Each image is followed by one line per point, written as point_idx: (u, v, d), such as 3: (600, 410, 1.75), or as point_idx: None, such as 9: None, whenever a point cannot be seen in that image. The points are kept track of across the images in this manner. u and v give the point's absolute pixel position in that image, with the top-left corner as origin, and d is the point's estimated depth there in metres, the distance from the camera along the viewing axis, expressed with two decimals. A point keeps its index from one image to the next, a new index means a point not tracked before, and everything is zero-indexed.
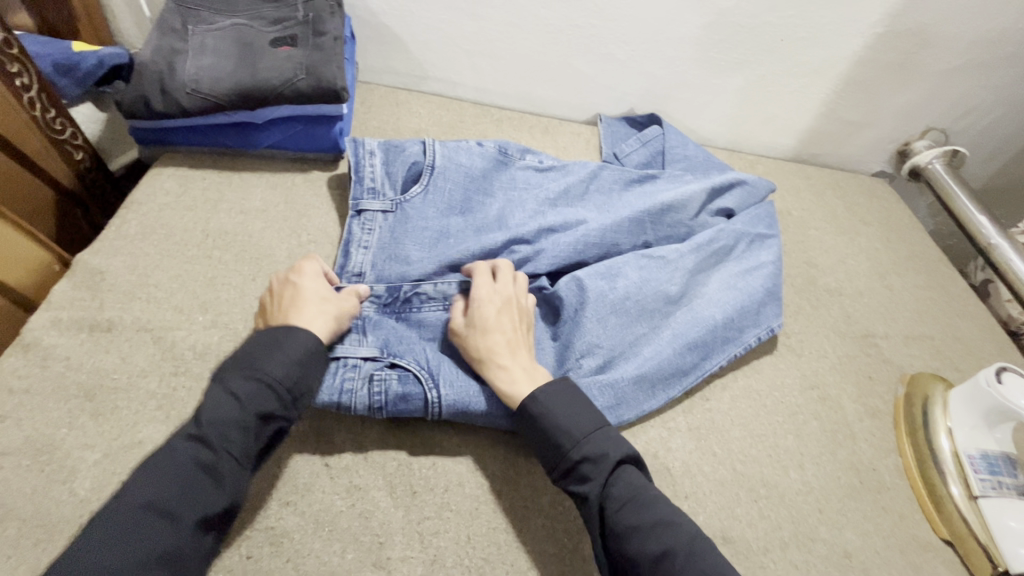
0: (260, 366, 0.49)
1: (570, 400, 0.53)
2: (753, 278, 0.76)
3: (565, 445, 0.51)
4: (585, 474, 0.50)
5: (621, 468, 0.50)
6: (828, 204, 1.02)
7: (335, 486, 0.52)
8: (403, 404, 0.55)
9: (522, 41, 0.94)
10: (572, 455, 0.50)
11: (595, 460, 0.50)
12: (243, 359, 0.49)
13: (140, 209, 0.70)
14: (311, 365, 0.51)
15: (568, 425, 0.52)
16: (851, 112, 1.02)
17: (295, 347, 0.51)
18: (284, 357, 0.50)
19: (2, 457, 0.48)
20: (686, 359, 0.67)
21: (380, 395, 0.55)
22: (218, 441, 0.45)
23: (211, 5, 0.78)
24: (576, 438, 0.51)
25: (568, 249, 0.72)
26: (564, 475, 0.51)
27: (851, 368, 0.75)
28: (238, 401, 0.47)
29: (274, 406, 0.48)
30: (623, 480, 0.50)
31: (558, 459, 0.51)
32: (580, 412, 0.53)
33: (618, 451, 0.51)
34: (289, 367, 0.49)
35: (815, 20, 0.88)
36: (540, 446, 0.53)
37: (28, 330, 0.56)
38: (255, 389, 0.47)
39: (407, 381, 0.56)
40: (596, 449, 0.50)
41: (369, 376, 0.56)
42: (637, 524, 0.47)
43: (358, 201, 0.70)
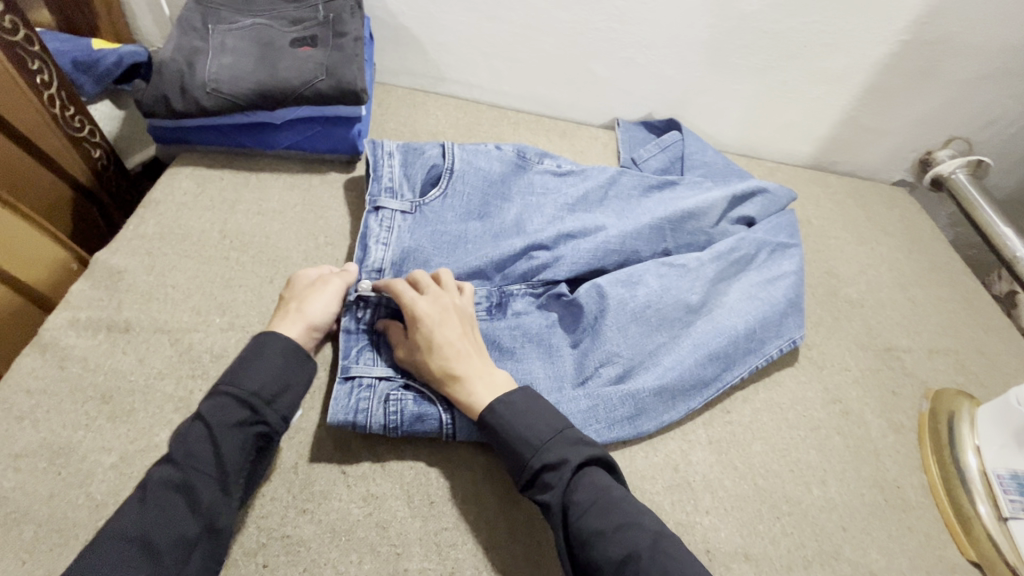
0: (227, 379, 0.48)
1: (527, 405, 0.52)
2: (775, 288, 0.75)
3: (524, 454, 0.50)
4: (547, 482, 0.49)
5: (581, 473, 0.49)
6: (849, 213, 1.00)
7: (351, 494, 0.52)
8: (419, 423, 0.54)
9: (541, 43, 0.93)
10: (532, 464, 0.50)
11: (555, 467, 0.49)
12: (218, 377, 0.50)
13: (158, 209, 0.69)
14: (282, 367, 0.49)
15: (525, 433, 0.51)
16: (874, 120, 1.01)
17: (260, 352, 0.50)
18: (251, 368, 0.48)
19: (19, 459, 0.48)
20: (707, 371, 0.66)
21: (395, 414, 0.54)
22: (185, 460, 0.44)
23: (231, 4, 0.77)
24: (535, 446, 0.50)
25: (587, 256, 0.71)
26: (528, 484, 0.50)
27: (874, 382, 0.73)
28: (205, 420, 0.46)
29: (243, 414, 0.47)
30: (585, 485, 0.49)
31: (519, 469, 0.50)
32: (537, 418, 0.52)
33: (578, 455, 0.50)
34: (255, 373, 0.48)
35: (840, 26, 0.87)
36: (502, 455, 0.52)
37: (45, 330, 0.56)
38: (222, 405, 0.46)
39: (422, 401, 0.55)
40: (556, 456, 0.49)
41: (384, 395, 0.55)
42: (600, 529, 0.46)
43: (376, 199, 0.69)
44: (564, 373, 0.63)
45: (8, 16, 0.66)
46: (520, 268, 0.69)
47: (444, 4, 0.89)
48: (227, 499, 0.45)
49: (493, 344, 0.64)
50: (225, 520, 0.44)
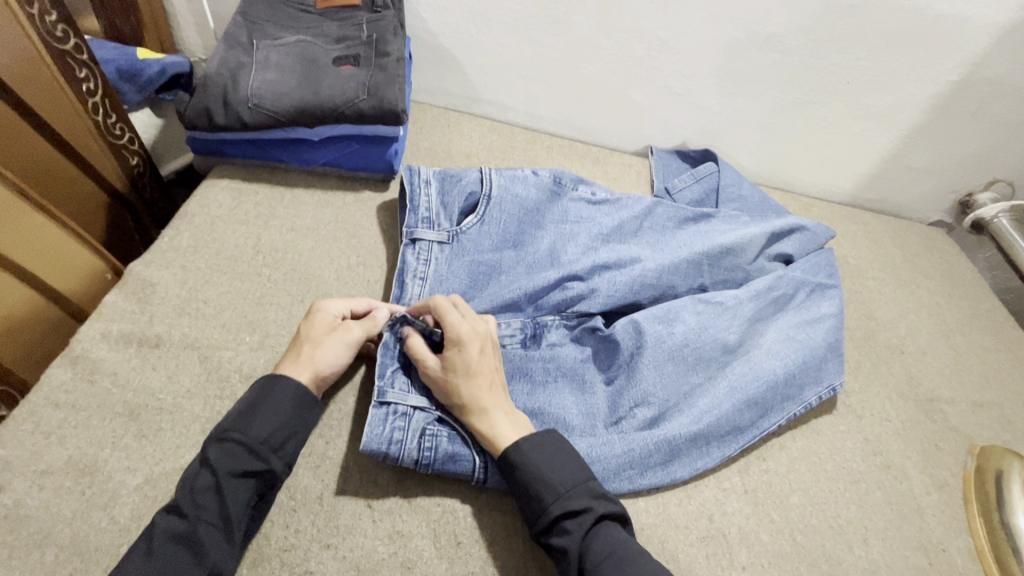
0: (234, 425, 0.47)
1: (552, 451, 0.52)
2: (814, 331, 0.72)
3: (545, 497, 0.49)
4: (566, 528, 0.48)
5: (601, 524, 0.49)
6: (887, 253, 0.97)
7: (377, 530, 0.50)
8: (451, 463, 0.53)
9: (579, 69, 0.93)
10: (552, 509, 0.49)
11: (576, 514, 0.49)
12: (223, 419, 0.48)
13: (193, 221, 0.69)
14: (292, 415, 0.49)
15: (548, 477, 0.50)
16: (916, 159, 0.98)
17: (271, 398, 0.49)
18: (260, 412, 0.48)
19: (44, 476, 0.47)
20: (744, 417, 0.64)
21: (430, 451, 0.53)
22: (191, 510, 0.43)
23: (278, 21, 0.78)
24: (558, 491, 0.49)
25: (623, 290, 0.70)
26: (544, 528, 0.49)
27: (916, 435, 0.70)
28: (211, 465, 0.45)
29: (248, 461, 0.46)
30: (603, 537, 0.48)
31: (538, 513, 0.49)
32: (562, 463, 0.51)
33: (600, 506, 0.49)
34: (265, 422, 0.48)
35: (886, 65, 0.85)
36: (519, 496, 0.51)
37: (77, 342, 0.55)
38: (230, 450, 0.46)
39: (457, 440, 0.54)
40: (578, 504, 0.49)
41: (419, 429, 0.54)
42: None
43: (413, 230, 0.69)
44: (596, 411, 0.62)
45: (60, 25, 0.67)
46: (555, 300, 0.68)
47: (485, 26, 0.89)
48: (231, 550, 0.44)
49: (526, 377, 0.63)
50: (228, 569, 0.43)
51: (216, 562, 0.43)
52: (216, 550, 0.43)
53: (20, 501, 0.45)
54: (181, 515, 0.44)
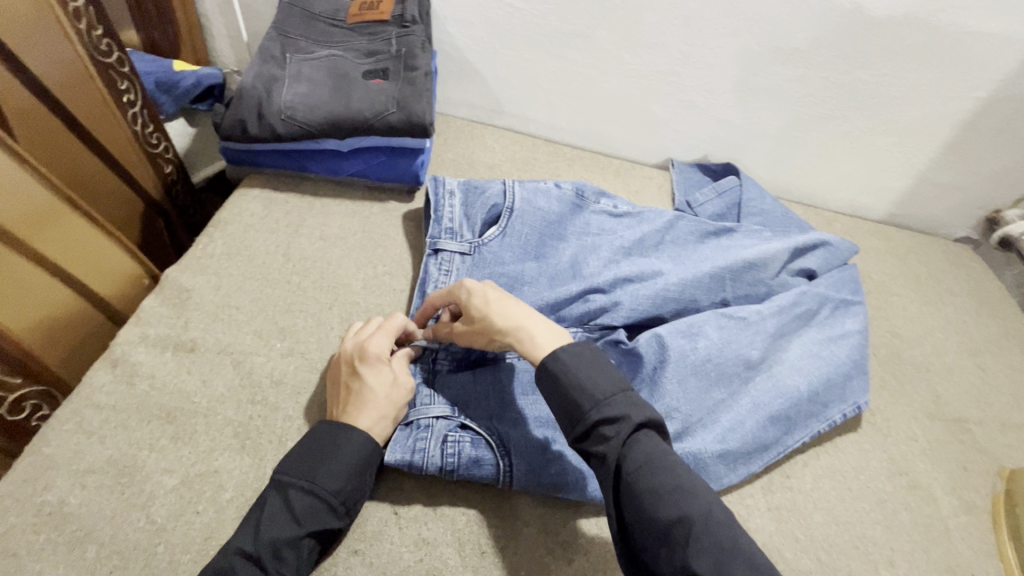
0: (317, 480, 0.47)
1: (590, 361, 0.50)
2: (838, 348, 0.72)
3: (583, 404, 0.47)
4: (604, 435, 0.46)
5: (640, 433, 0.46)
6: (911, 269, 0.97)
7: (404, 537, 0.51)
8: (476, 468, 0.53)
9: (601, 83, 0.94)
10: (590, 415, 0.47)
11: (615, 421, 0.46)
12: (298, 467, 0.47)
13: (226, 228, 0.71)
14: (366, 475, 0.49)
15: (586, 384, 0.48)
16: (942, 174, 0.97)
17: (353, 456, 0.49)
18: (342, 469, 0.48)
19: (86, 475, 0.48)
20: (768, 434, 0.64)
21: (453, 457, 0.53)
22: (273, 564, 0.43)
23: (310, 35, 0.80)
24: (595, 398, 0.47)
25: (646, 303, 0.70)
26: (582, 436, 0.47)
27: (942, 456, 0.70)
28: (294, 520, 0.45)
29: (328, 520, 0.46)
30: (642, 445, 0.45)
31: (575, 420, 0.47)
32: (601, 373, 0.49)
33: (640, 414, 0.46)
34: (345, 479, 0.48)
35: (911, 80, 0.85)
36: (556, 404, 0.49)
37: (117, 345, 0.57)
38: (313, 506, 0.46)
39: (480, 444, 0.55)
40: (616, 410, 0.46)
41: (442, 436, 0.55)
42: (655, 488, 0.43)
43: (436, 241, 0.71)
44: None
45: (105, 40, 0.70)
46: (577, 311, 0.69)
47: (509, 41, 0.91)
48: None
49: None
50: None
51: None
52: None
53: (63, 499, 0.47)
54: (259, 566, 0.43)
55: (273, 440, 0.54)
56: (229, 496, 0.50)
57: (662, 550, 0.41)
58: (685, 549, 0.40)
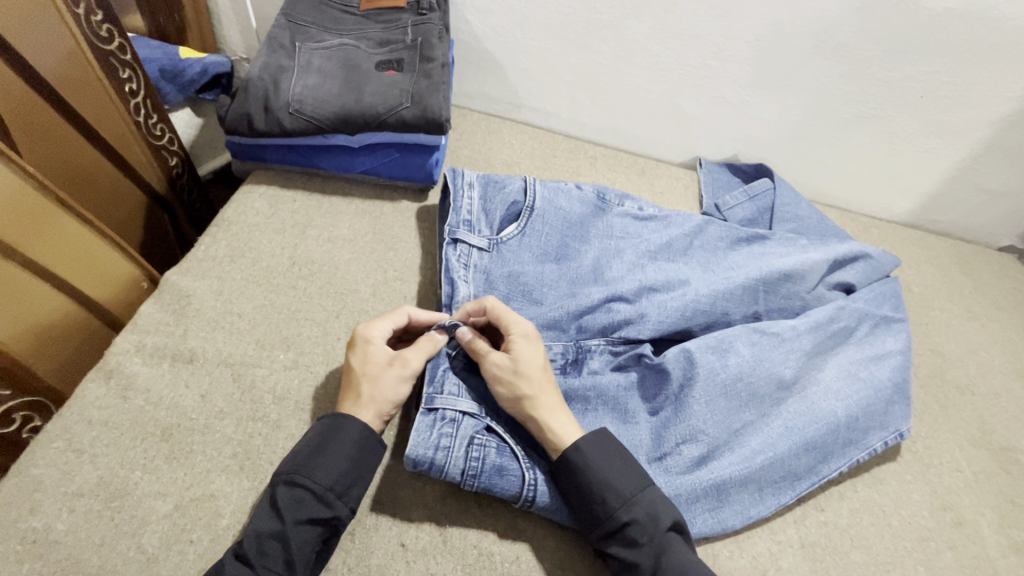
0: (300, 470, 0.46)
1: (614, 454, 0.50)
2: (879, 369, 0.67)
3: (611, 503, 0.48)
4: (633, 538, 0.47)
5: (670, 536, 0.47)
6: (954, 280, 0.91)
7: (411, 572, 0.48)
8: (499, 477, 0.50)
9: (628, 76, 0.89)
10: (618, 516, 0.47)
11: (644, 525, 0.47)
12: (289, 461, 0.47)
13: (230, 228, 0.67)
14: (354, 461, 0.47)
15: (613, 483, 0.49)
16: (991, 180, 0.90)
17: (336, 442, 0.47)
18: (327, 457, 0.46)
19: (75, 498, 0.45)
20: (801, 462, 0.60)
21: (477, 461, 0.50)
22: (257, 559, 0.42)
23: (321, 23, 0.76)
24: (624, 498, 0.48)
25: (674, 315, 0.66)
26: (609, 536, 0.48)
27: (989, 489, 0.65)
28: (278, 512, 0.44)
29: (313, 509, 0.44)
30: (674, 549, 0.46)
31: (602, 518, 0.48)
32: (626, 468, 0.50)
33: (669, 516, 0.48)
34: (332, 467, 0.46)
35: (965, 79, 0.79)
36: (580, 501, 0.49)
37: (112, 355, 0.54)
38: (297, 496, 0.45)
39: (505, 453, 0.52)
40: (646, 512, 0.47)
41: (467, 437, 0.51)
42: None
43: (455, 231, 0.67)
44: (638, 444, 0.59)
45: (105, 25, 0.66)
46: (600, 322, 0.65)
47: (531, 31, 0.85)
48: None
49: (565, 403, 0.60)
50: None
51: None
52: None
53: (50, 525, 0.44)
54: (247, 563, 0.42)
55: (273, 461, 0.50)
56: (226, 524, 0.46)
57: None
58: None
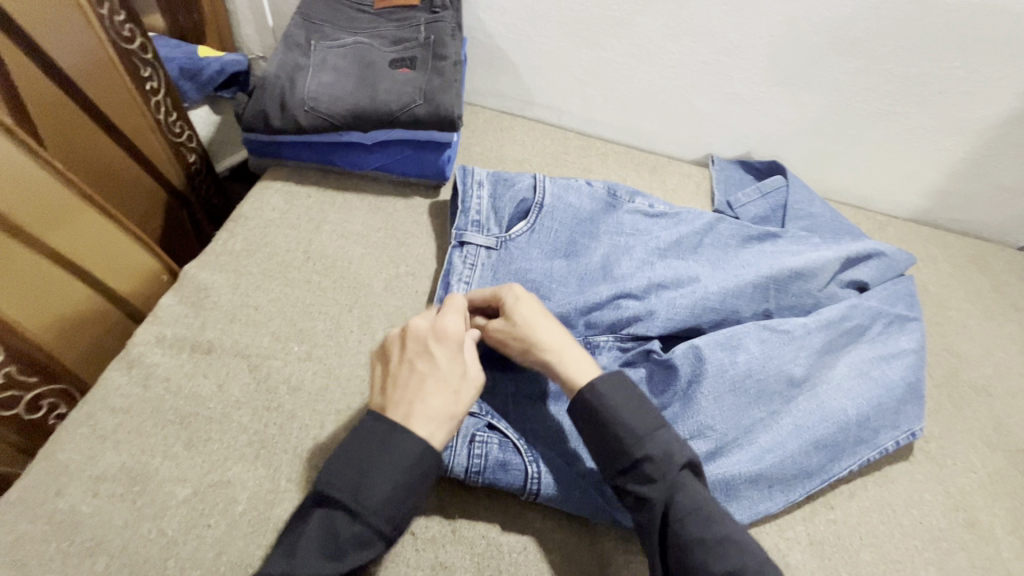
0: (358, 497, 0.41)
1: (630, 393, 0.49)
2: (892, 367, 0.67)
3: (625, 440, 0.47)
4: (648, 475, 0.46)
5: (685, 476, 0.46)
6: (971, 279, 0.89)
7: (420, 560, 0.49)
8: (502, 472, 0.51)
9: (640, 73, 0.88)
10: (633, 452, 0.47)
11: (659, 461, 0.46)
12: (344, 479, 0.42)
13: (247, 223, 0.69)
14: (413, 488, 0.43)
15: (629, 419, 0.48)
16: (1012, 177, 0.89)
17: (400, 468, 0.43)
18: (388, 483, 0.42)
19: (99, 482, 0.47)
20: (811, 460, 0.59)
21: (479, 458, 0.51)
22: None
23: (336, 22, 0.77)
24: (639, 435, 0.47)
25: (684, 312, 0.66)
26: (624, 471, 0.47)
27: (1004, 490, 0.64)
28: (333, 541, 0.41)
29: (369, 540, 0.41)
30: (689, 488, 0.45)
31: (617, 456, 0.47)
32: (642, 406, 0.49)
33: (683, 454, 0.47)
34: (384, 485, 0.42)
35: (984, 74, 0.77)
36: (595, 438, 0.49)
37: (133, 345, 0.56)
38: (354, 524, 0.41)
39: (507, 448, 0.52)
40: (660, 449, 0.46)
41: (468, 436, 0.52)
42: (703, 538, 0.44)
43: (463, 232, 0.68)
44: None
45: (127, 25, 0.68)
46: (609, 318, 0.65)
47: (543, 28, 0.86)
48: None
49: None
50: None
51: None
52: None
53: (75, 507, 0.46)
54: None
55: (288, 450, 0.52)
56: (241, 509, 0.48)
57: None
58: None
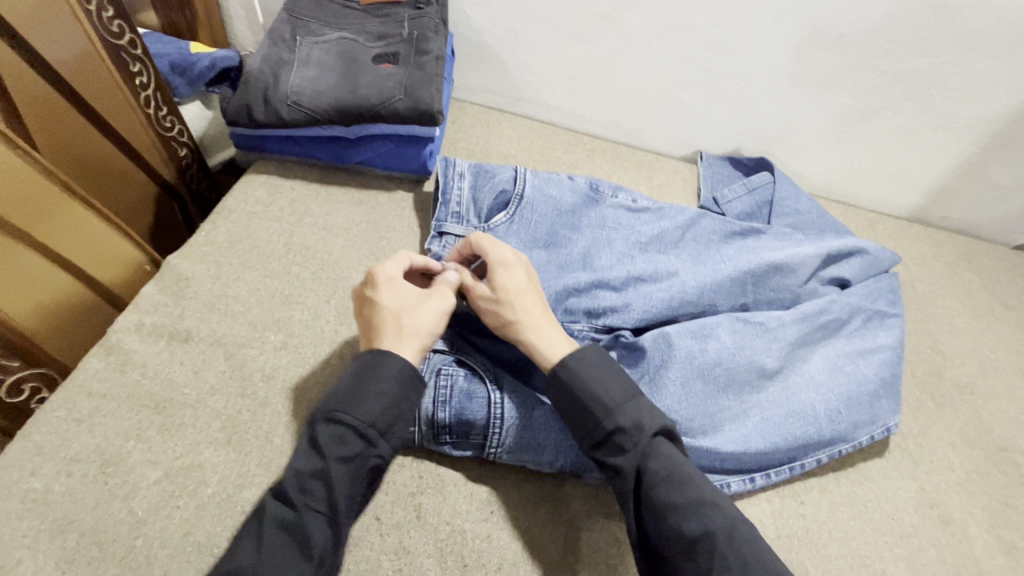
0: (341, 408, 0.46)
1: (601, 367, 0.51)
2: (868, 363, 0.66)
3: (597, 413, 0.49)
4: (620, 445, 0.48)
5: (656, 441, 0.48)
6: (962, 278, 0.88)
7: (384, 545, 0.50)
8: (467, 399, 0.55)
9: (627, 69, 0.89)
10: (605, 425, 0.48)
11: (630, 431, 0.48)
12: (330, 400, 0.47)
13: (230, 215, 0.70)
14: (394, 398, 0.47)
15: (598, 394, 0.50)
16: (1004, 175, 0.87)
17: (378, 380, 0.47)
18: (368, 394, 0.47)
19: (73, 463, 0.49)
20: (778, 449, 0.59)
21: (445, 387, 0.55)
22: (299, 496, 0.44)
23: (322, 18, 0.78)
24: (609, 407, 0.49)
25: (659, 305, 0.66)
26: (599, 444, 0.49)
27: (980, 489, 0.64)
28: (320, 450, 0.45)
29: (355, 447, 0.45)
30: (659, 454, 0.47)
31: (590, 429, 0.49)
32: (612, 380, 0.51)
33: (654, 422, 0.48)
34: (371, 402, 0.46)
35: (973, 70, 0.77)
36: (570, 413, 0.51)
37: (113, 332, 0.57)
38: (338, 433, 0.45)
39: (473, 379, 0.56)
40: (630, 420, 0.48)
41: (436, 369, 0.57)
42: (675, 502, 0.45)
43: (442, 224, 0.69)
44: None
45: (116, 21, 0.69)
46: (584, 306, 0.65)
47: (529, 24, 0.86)
48: (337, 534, 0.44)
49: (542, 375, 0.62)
50: (334, 552, 0.44)
51: (322, 549, 0.43)
52: (323, 537, 0.43)
53: (48, 487, 0.47)
54: (290, 502, 0.44)
55: (259, 436, 0.53)
56: (211, 492, 0.49)
57: (687, 563, 0.43)
58: (711, 562, 0.43)
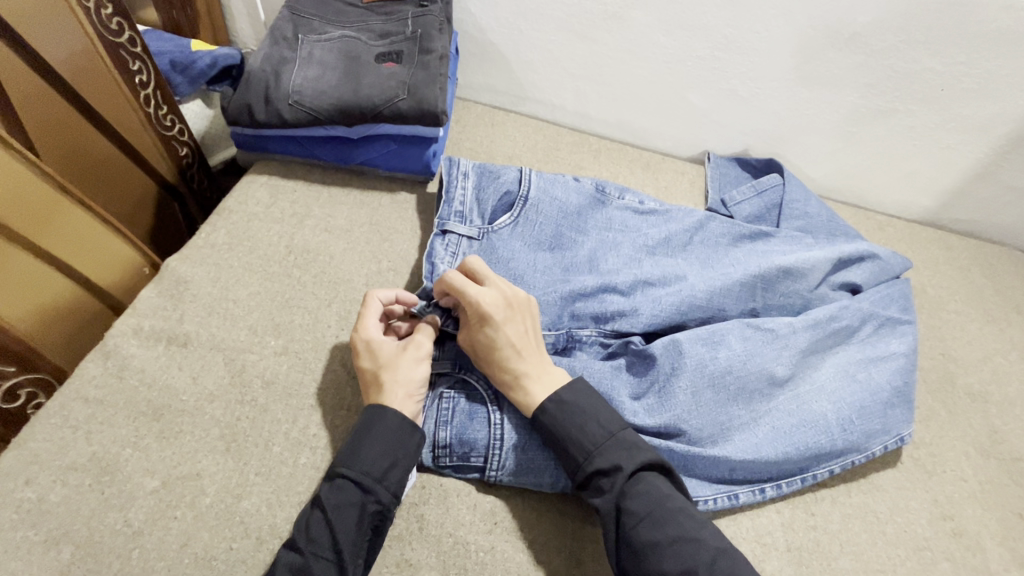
0: (343, 459, 0.48)
1: (583, 407, 0.52)
2: (880, 370, 0.65)
3: (577, 455, 0.50)
4: (600, 486, 0.49)
5: (635, 481, 0.49)
6: (974, 282, 0.86)
7: (385, 557, 0.49)
8: (469, 421, 0.54)
9: (634, 68, 0.87)
10: (584, 467, 0.50)
11: (608, 472, 0.49)
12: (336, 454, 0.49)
13: (230, 217, 0.69)
14: (392, 446, 0.48)
15: (578, 435, 0.51)
16: (1019, 178, 0.85)
17: (375, 430, 0.49)
18: (367, 444, 0.48)
19: (68, 472, 0.48)
20: (789, 460, 0.58)
21: (447, 409, 0.55)
22: (306, 544, 0.44)
23: (324, 15, 0.77)
24: (587, 449, 0.50)
25: (668, 310, 0.65)
26: (582, 484, 0.50)
27: (995, 501, 0.62)
28: (324, 499, 0.46)
29: (356, 495, 0.46)
30: (637, 493, 0.48)
31: (572, 470, 0.51)
32: (592, 418, 0.51)
33: (631, 462, 0.49)
34: (369, 451, 0.48)
35: (989, 70, 0.75)
36: (555, 452, 0.52)
37: (110, 337, 0.56)
38: (341, 482, 0.47)
39: (474, 399, 0.56)
40: (609, 462, 0.49)
41: (437, 393, 0.56)
42: (655, 541, 0.46)
43: (444, 222, 0.67)
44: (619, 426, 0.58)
45: (115, 18, 0.67)
46: (591, 310, 0.64)
47: (535, 21, 0.85)
48: None
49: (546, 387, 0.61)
50: None
51: None
52: None
53: (44, 496, 0.46)
54: (298, 549, 0.44)
55: (258, 444, 0.52)
56: (209, 502, 0.48)
57: None
58: None
